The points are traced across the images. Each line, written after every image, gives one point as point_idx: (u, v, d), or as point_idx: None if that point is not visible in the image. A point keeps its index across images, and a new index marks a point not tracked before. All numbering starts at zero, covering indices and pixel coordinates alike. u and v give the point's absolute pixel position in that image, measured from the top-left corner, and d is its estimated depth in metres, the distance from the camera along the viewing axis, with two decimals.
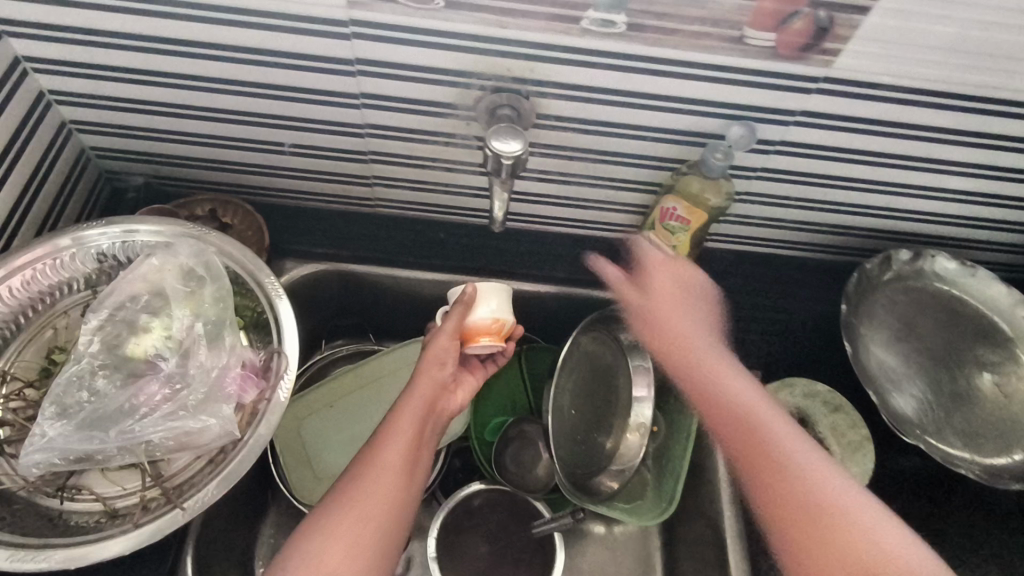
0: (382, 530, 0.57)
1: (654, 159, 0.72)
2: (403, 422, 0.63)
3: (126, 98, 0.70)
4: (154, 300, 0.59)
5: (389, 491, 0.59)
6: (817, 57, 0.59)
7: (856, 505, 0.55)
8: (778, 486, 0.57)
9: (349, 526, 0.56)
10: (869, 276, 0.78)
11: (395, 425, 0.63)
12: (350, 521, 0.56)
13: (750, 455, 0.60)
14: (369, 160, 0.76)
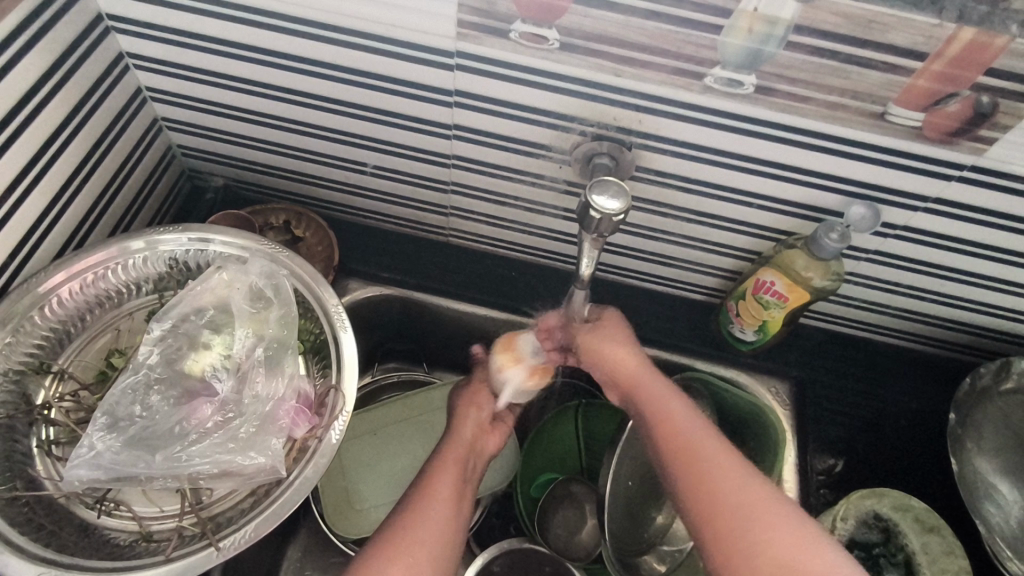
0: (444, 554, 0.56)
1: (756, 226, 0.67)
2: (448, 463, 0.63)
3: (221, 103, 0.69)
4: (218, 316, 0.57)
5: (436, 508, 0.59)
6: (968, 143, 0.53)
7: (806, 541, 0.49)
8: (716, 482, 0.53)
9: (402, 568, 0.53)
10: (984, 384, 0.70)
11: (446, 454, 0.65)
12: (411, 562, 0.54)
13: (666, 432, 0.58)
14: (450, 190, 0.74)
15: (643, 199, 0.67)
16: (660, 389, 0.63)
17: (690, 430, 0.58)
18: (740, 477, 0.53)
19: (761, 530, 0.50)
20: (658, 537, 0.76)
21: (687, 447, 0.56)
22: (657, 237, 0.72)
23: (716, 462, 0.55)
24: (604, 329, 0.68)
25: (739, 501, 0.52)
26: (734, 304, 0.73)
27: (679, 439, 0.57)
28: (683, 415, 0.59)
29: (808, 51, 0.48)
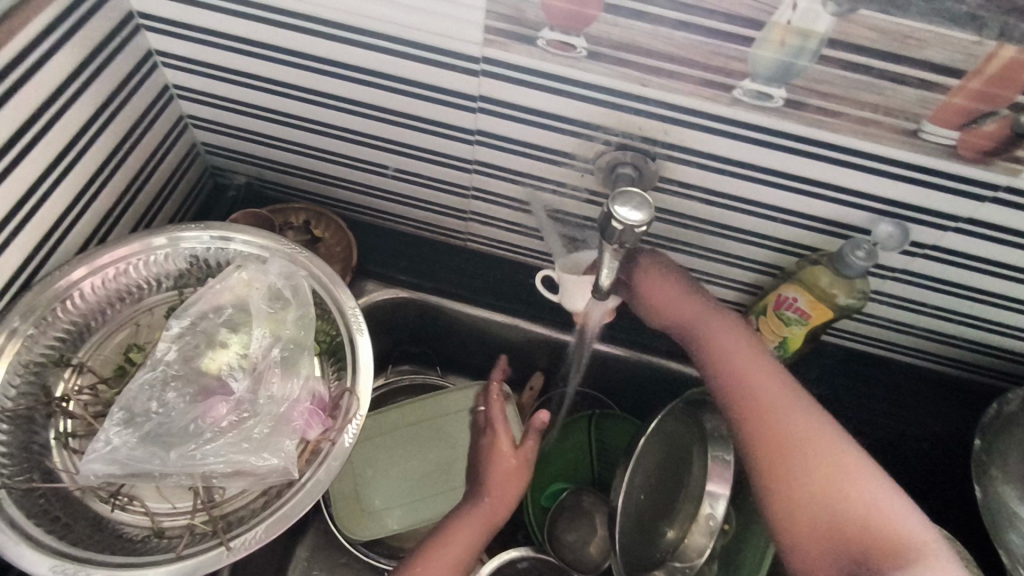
0: None
1: (779, 241, 0.65)
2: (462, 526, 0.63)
3: (246, 103, 0.69)
4: (236, 315, 0.57)
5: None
6: (1003, 163, 0.51)
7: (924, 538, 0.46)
8: (803, 453, 0.50)
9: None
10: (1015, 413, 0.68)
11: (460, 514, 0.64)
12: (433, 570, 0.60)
13: (744, 409, 0.54)
14: (470, 195, 0.73)
15: (665, 210, 0.66)
16: (761, 371, 0.56)
17: (789, 411, 0.53)
18: (798, 417, 0.52)
19: (850, 492, 0.48)
20: None
21: (756, 390, 0.55)
22: (678, 249, 0.71)
23: (801, 414, 0.52)
24: (654, 276, 0.65)
25: (799, 436, 0.51)
26: (754, 319, 0.72)
27: (768, 400, 0.54)
28: (786, 386, 0.55)
29: (841, 66, 0.47)
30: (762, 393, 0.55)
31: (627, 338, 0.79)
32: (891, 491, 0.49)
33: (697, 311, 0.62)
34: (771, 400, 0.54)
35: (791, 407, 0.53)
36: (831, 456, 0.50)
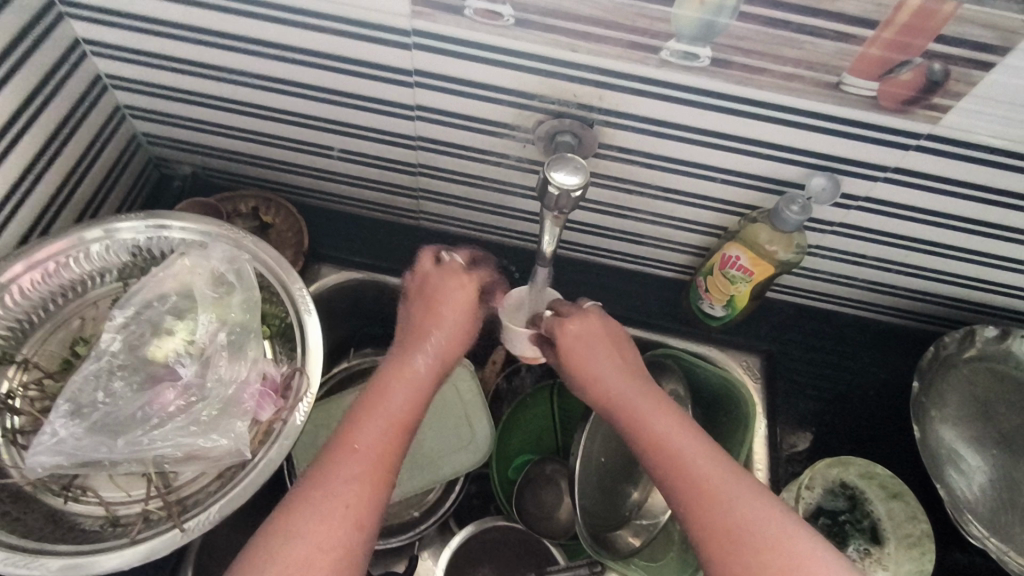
0: (347, 531, 0.47)
1: (721, 202, 0.67)
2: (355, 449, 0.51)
3: (183, 90, 0.68)
4: (181, 302, 0.57)
5: (365, 503, 0.49)
6: (923, 112, 0.53)
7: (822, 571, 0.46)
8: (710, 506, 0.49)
9: (304, 518, 0.47)
10: (947, 356, 0.70)
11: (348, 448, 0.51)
12: (310, 513, 0.47)
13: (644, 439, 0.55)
14: (418, 172, 0.73)
15: (608, 177, 0.67)
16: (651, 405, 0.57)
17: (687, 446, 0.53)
18: (709, 462, 0.52)
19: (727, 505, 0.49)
20: (631, 512, 0.78)
21: (671, 449, 0.53)
22: (626, 215, 0.72)
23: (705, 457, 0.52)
24: (586, 319, 0.64)
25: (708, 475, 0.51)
26: (703, 280, 0.73)
27: (672, 450, 0.53)
28: (673, 428, 0.54)
29: (760, 22, 0.48)
30: (674, 439, 0.53)
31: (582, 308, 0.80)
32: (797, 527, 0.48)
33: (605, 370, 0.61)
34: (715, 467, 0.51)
35: (713, 452, 0.52)
36: (716, 482, 0.50)
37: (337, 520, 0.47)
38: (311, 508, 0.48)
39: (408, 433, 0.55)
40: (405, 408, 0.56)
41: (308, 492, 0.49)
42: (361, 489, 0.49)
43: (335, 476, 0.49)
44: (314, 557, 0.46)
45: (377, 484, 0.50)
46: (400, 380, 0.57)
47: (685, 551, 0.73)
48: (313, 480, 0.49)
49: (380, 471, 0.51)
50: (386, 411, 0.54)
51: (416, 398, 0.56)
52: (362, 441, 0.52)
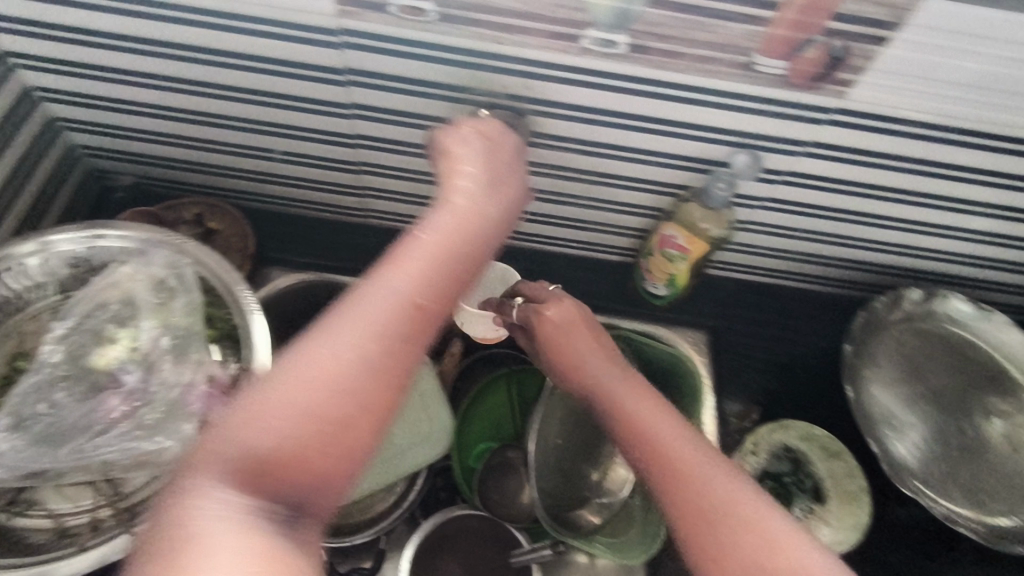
0: (350, 409, 0.38)
1: (654, 184, 0.69)
2: (373, 303, 0.41)
3: (116, 99, 0.68)
4: (122, 309, 0.57)
5: (385, 373, 0.40)
6: (830, 87, 0.56)
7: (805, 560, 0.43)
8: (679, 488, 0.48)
9: (301, 383, 0.38)
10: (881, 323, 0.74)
11: (365, 297, 0.42)
12: (305, 380, 0.38)
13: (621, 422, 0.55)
14: (360, 171, 0.74)
15: (546, 165, 0.69)
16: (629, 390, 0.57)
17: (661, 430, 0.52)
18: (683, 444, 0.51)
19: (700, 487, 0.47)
20: (591, 492, 0.80)
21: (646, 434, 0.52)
22: (567, 202, 0.74)
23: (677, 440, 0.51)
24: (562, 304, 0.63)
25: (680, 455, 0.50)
26: (645, 261, 0.76)
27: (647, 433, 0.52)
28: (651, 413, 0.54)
29: (669, 8, 0.51)
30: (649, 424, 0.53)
31: None
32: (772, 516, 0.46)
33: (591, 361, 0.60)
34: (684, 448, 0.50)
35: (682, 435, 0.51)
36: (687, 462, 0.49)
37: (327, 409, 0.38)
38: (303, 378, 0.38)
39: (434, 312, 0.43)
40: (433, 275, 0.44)
41: (328, 348, 0.39)
42: (360, 372, 0.39)
43: (332, 353, 0.39)
44: (290, 427, 0.37)
45: (391, 365, 0.40)
46: (418, 254, 0.45)
47: (647, 525, 0.75)
48: (309, 347, 0.39)
49: (409, 332, 0.41)
50: (407, 272, 0.43)
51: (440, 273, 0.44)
52: (368, 310, 0.41)
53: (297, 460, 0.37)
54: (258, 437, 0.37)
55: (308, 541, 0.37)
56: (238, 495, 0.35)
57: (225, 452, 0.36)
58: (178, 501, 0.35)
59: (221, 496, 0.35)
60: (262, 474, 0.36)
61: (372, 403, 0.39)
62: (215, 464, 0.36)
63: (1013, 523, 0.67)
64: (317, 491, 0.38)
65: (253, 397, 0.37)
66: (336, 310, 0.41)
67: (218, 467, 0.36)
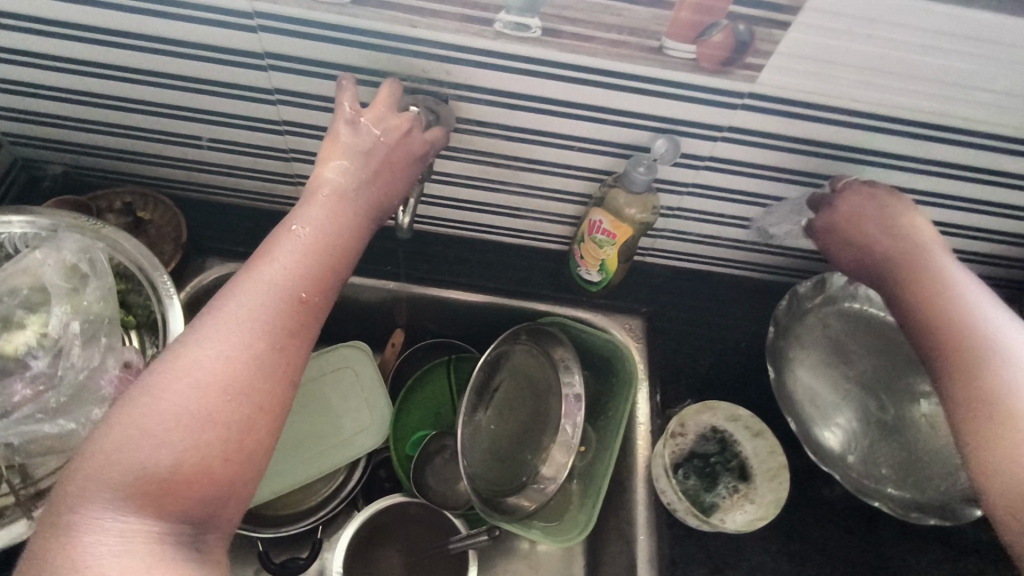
0: (232, 418, 0.42)
1: (581, 169, 0.70)
2: (241, 314, 0.46)
3: (35, 83, 0.67)
4: (33, 295, 0.56)
5: (259, 379, 0.44)
6: (741, 72, 0.57)
7: None
8: None
9: (171, 400, 0.41)
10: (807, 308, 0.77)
11: (229, 313, 0.46)
12: (182, 394, 0.42)
13: None
14: (291, 158, 0.74)
15: (475, 150, 0.69)
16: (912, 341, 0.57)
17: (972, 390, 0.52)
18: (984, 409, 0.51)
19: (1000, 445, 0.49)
20: (529, 477, 0.79)
21: None
22: (500, 187, 0.74)
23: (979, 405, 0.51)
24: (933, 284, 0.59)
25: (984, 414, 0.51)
26: (578, 248, 0.77)
27: None
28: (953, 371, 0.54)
29: None
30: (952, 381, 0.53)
31: (471, 283, 0.83)
32: None
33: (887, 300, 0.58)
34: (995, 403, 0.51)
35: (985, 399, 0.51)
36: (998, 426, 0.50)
37: (213, 415, 0.42)
38: (184, 390, 0.42)
39: (303, 319, 0.48)
40: (302, 271, 0.50)
41: (212, 354, 0.44)
42: (235, 380, 0.43)
43: (207, 361, 0.44)
44: (176, 437, 0.40)
45: (268, 376, 0.44)
46: (279, 264, 0.49)
47: (582, 506, 0.77)
48: (182, 359, 0.43)
49: (285, 340, 0.46)
50: (270, 280, 0.48)
51: (314, 282, 0.50)
52: (251, 313, 0.46)
53: (190, 468, 0.40)
54: (146, 452, 0.40)
55: (214, 547, 0.41)
56: (137, 515, 0.38)
57: (110, 477, 0.39)
58: (66, 530, 0.38)
59: (115, 519, 0.38)
60: (155, 484, 0.39)
61: (266, 399, 0.44)
62: (104, 488, 0.38)
63: (929, 497, 0.69)
64: (217, 499, 0.41)
65: (123, 417, 0.40)
66: (202, 322, 0.45)
67: (108, 491, 0.38)
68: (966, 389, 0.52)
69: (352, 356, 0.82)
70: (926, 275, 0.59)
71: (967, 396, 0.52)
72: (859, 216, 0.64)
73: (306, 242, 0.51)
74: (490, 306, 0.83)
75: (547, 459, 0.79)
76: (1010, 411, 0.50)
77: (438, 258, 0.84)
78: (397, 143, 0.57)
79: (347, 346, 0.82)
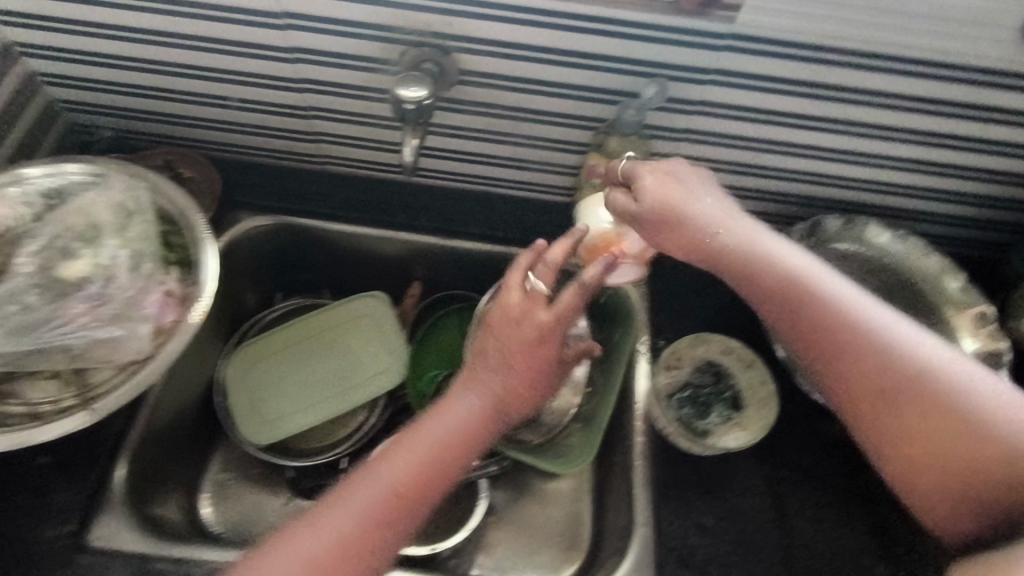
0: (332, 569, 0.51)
1: (577, 117, 0.75)
2: (372, 478, 0.55)
3: (88, 51, 0.75)
4: (87, 230, 0.64)
5: (366, 539, 0.53)
6: (719, 12, 0.61)
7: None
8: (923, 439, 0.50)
9: (313, 544, 0.51)
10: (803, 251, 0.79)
11: (359, 480, 0.55)
12: (311, 534, 0.52)
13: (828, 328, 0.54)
14: (311, 116, 0.81)
15: (477, 103, 0.74)
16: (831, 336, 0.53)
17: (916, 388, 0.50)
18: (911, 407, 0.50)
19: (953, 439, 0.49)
20: (539, 413, 0.81)
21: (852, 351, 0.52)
22: (503, 139, 0.79)
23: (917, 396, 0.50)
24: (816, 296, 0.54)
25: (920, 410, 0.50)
26: (579, 196, 0.81)
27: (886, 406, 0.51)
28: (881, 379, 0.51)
29: None
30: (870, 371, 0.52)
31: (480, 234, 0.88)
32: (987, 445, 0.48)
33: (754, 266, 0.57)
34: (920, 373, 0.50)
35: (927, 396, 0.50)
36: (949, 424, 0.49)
37: (319, 565, 0.51)
38: (364, 519, 0.53)
39: (416, 491, 0.56)
40: (409, 478, 0.56)
41: (434, 449, 0.58)
42: (329, 545, 0.51)
43: (341, 512, 0.53)
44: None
45: (353, 535, 0.52)
46: (392, 470, 0.56)
47: (587, 444, 0.76)
48: (356, 480, 0.56)
49: (389, 510, 0.54)
50: (389, 471, 0.56)
51: (397, 496, 0.55)
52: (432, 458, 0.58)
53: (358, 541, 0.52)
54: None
55: None
56: None
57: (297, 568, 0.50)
58: None
59: None
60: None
61: (346, 564, 0.51)
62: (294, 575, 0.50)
63: None
64: None
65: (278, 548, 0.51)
66: (349, 483, 0.55)
67: None
68: (918, 399, 0.50)
69: (370, 304, 0.88)
70: (788, 284, 0.55)
71: (905, 432, 0.51)
72: (679, 202, 0.59)
73: (439, 417, 0.60)
74: (498, 255, 0.87)
75: (555, 396, 0.81)
76: (990, 410, 0.49)
77: (450, 212, 0.89)
78: (660, 252, 0.65)
79: (365, 295, 0.88)
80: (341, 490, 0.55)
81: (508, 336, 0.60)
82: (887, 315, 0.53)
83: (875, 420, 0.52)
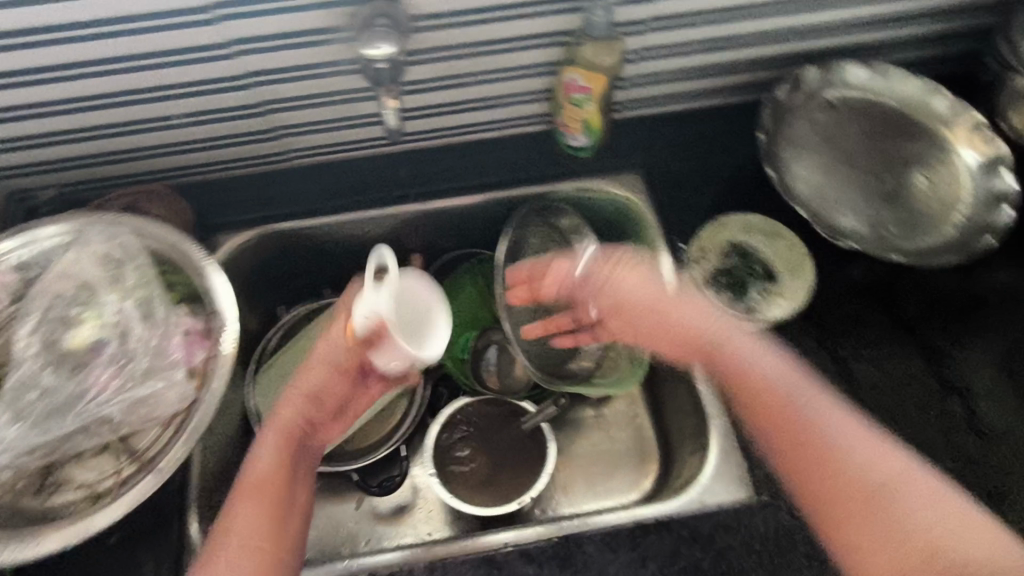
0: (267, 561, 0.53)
1: (541, 35, 0.71)
2: (260, 471, 0.58)
3: (10, 108, 0.68)
4: (81, 293, 0.59)
5: (267, 532, 0.55)
6: None
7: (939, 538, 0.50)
8: (855, 528, 0.52)
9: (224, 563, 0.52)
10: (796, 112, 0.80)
11: (244, 486, 0.57)
12: (228, 564, 0.52)
13: (770, 417, 0.59)
14: (268, 111, 0.75)
15: (437, 47, 0.70)
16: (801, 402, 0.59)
17: (853, 455, 0.55)
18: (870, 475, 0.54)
19: (903, 515, 0.51)
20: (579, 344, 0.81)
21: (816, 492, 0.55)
22: (470, 78, 0.76)
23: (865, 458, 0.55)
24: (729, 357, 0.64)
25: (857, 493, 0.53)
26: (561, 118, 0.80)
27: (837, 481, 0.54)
28: (834, 462, 0.55)
29: None
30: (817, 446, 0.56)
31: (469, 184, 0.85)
32: (938, 505, 0.51)
33: (684, 317, 0.68)
34: (896, 479, 0.53)
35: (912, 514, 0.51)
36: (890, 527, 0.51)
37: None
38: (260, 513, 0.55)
39: (752, 394, 0.61)
40: (280, 460, 0.59)
41: (263, 471, 0.58)
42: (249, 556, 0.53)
43: (237, 517, 0.55)
44: None
45: (265, 543, 0.54)
46: (676, 346, 0.68)
47: (637, 361, 0.81)
48: (229, 517, 0.55)
49: (272, 497, 0.57)
50: (693, 338, 0.67)
51: (703, 351, 0.66)
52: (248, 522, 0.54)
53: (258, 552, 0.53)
54: None
55: None
56: None
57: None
58: None
59: None
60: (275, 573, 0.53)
61: (270, 551, 0.54)
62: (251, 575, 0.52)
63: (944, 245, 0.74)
64: None
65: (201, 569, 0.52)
66: (232, 500, 0.56)
67: None
68: (905, 542, 0.50)
69: None
70: (715, 346, 0.65)
71: (884, 538, 0.51)
72: (619, 290, 0.72)
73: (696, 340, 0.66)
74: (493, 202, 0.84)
75: None
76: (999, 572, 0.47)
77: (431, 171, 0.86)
78: (616, 272, 0.72)
79: None
80: (240, 490, 0.57)
81: (343, 330, 0.66)
82: (809, 390, 0.59)
83: (864, 563, 0.51)
